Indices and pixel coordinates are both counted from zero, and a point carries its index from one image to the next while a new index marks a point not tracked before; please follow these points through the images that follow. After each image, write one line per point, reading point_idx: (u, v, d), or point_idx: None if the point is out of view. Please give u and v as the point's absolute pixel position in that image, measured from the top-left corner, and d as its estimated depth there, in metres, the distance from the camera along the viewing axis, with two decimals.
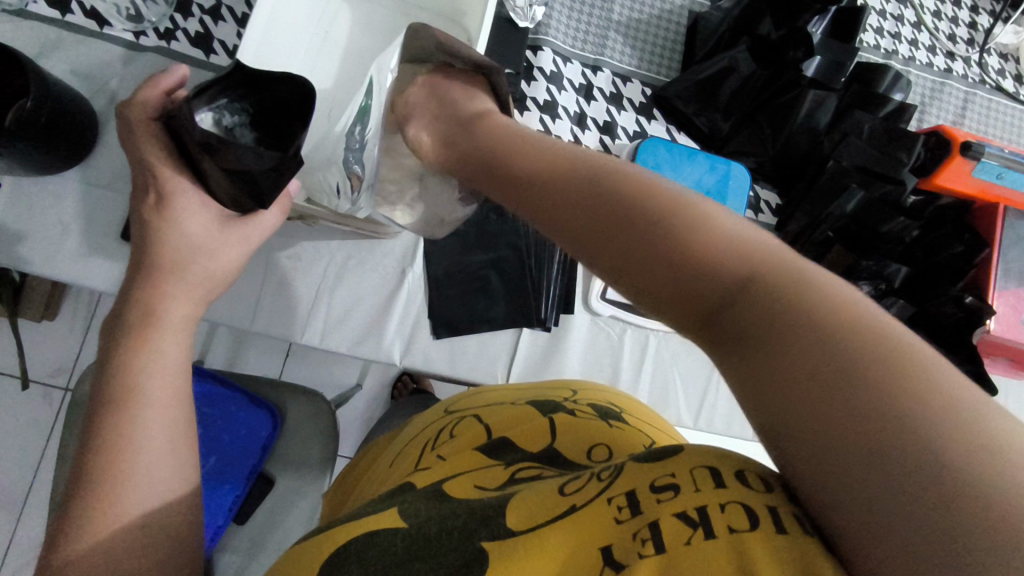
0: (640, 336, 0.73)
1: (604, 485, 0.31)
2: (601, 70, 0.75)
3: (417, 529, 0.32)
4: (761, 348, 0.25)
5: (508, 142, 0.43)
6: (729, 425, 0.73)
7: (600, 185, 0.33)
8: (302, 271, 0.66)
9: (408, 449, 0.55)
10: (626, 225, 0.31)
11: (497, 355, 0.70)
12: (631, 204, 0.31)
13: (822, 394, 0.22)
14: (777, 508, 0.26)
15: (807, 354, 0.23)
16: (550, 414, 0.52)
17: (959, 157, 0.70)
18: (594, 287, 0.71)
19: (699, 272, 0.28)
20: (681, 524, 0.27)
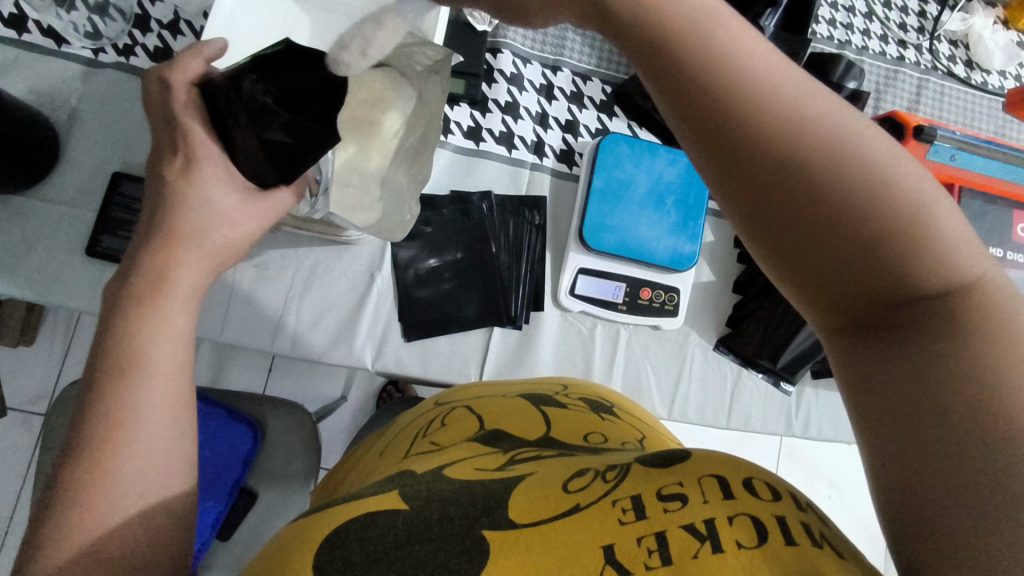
0: (611, 330, 0.74)
1: (610, 487, 0.33)
2: (561, 70, 0.76)
3: (419, 513, 0.33)
4: (910, 346, 0.28)
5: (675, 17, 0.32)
6: (703, 415, 0.74)
7: (810, 155, 0.30)
8: (269, 281, 0.67)
9: (398, 438, 0.55)
10: (826, 221, 0.29)
11: (470, 355, 0.70)
12: (840, 200, 0.29)
13: (945, 412, 0.26)
14: (784, 519, 0.30)
15: (955, 375, 0.26)
16: (541, 409, 0.53)
17: (912, 141, 0.72)
18: (562, 283, 0.72)
19: (884, 275, 0.29)
20: (689, 537, 0.30)
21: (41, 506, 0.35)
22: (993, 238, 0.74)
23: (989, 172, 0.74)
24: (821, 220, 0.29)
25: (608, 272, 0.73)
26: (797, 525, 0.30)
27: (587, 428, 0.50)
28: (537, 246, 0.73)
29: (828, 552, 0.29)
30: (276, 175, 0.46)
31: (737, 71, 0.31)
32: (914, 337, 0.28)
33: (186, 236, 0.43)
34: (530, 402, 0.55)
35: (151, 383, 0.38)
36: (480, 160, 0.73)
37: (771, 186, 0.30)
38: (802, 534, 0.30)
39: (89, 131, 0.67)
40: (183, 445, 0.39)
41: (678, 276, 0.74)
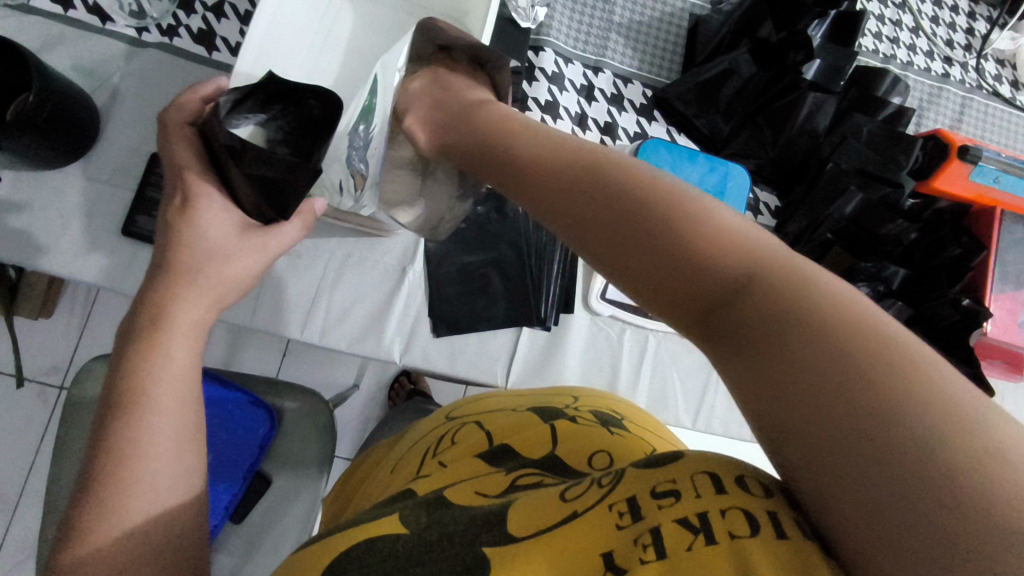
0: (639, 336, 0.73)
1: (605, 492, 0.32)
2: (602, 71, 0.76)
3: (418, 536, 0.33)
4: (786, 366, 0.23)
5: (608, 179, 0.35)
6: (727, 425, 0.73)
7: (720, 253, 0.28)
8: (300, 270, 0.66)
9: (406, 458, 0.55)
10: (680, 272, 0.29)
11: (497, 354, 0.70)
12: (692, 257, 0.29)
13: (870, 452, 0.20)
14: (779, 514, 0.27)
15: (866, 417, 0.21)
16: (550, 423, 0.53)
17: (956, 161, 0.70)
18: (594, 287, 0.71)
19: (745, 317, 0.26)
20: (683, 530, 0.27)
21: (86, 483, 0.36)
22: None
23: None
24: (688, 272, 0.29)
25: None
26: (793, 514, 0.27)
27: (607, 444, 0.49)
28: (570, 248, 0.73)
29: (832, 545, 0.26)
30: (274, 211, 0.46)
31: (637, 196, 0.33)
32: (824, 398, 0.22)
33: (209, 241, 0.45)
34: (537, 416, 0.55)
35: (153, 420, 0.37)
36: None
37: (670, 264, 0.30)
38: (795, 522, 0.26)
39: (126, 109, 0.67)
40: (188, 480, 0.38)
41: None
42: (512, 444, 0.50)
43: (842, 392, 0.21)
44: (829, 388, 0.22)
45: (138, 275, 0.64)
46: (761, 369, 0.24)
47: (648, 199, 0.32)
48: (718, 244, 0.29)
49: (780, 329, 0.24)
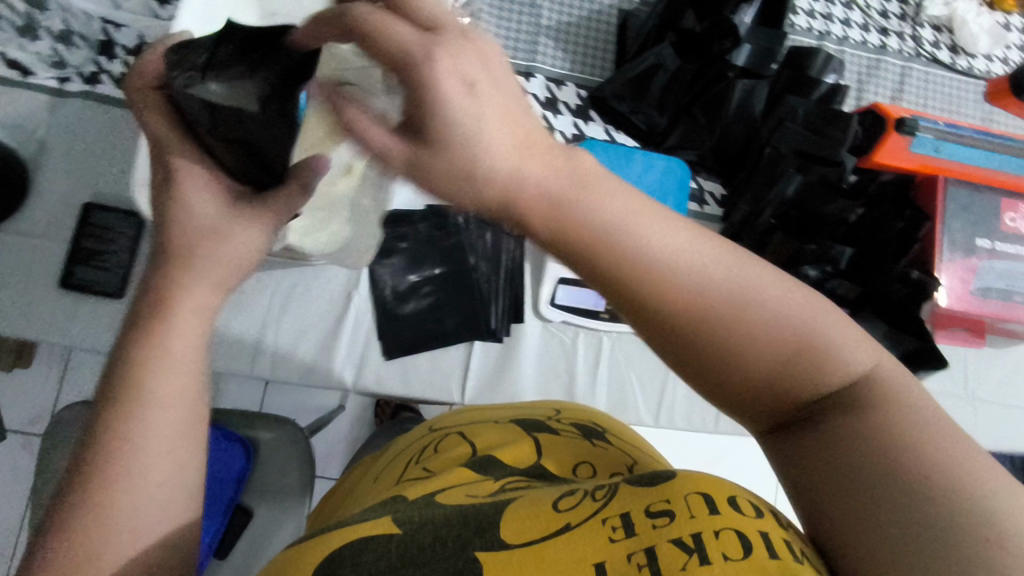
0: (593, 339, 0.72)
1: (597, 505, 0.34)
2: (534, 76, 0.74)
3: (409, 534, 0.34)
4: (858, 467, 0.28)
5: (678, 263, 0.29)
6: (690, 420, 0.73)
7: (799, 364, 0.30)
8: (247, 304, 0.66)
9: (391, 465, 0.57)
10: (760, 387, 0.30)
11: (451, 371, 0.70)
12: (769, 368, 0.30)
13: (891, 530, 0.26)
14: (773, 535, 0.31)
15: (899, 516, 0.26)
16: (532, 435, 0.54)
17: (893, 133, 0.70)
18: (542, 294, 0.71)
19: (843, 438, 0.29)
20: (678, 550, 0.30)
21: None
22: (980, 229, 0.73)
23: (974, 161, 0.71)
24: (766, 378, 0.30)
25: None
26: (781, 541, 0.30)
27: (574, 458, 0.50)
28: (516, 257, 0.72)
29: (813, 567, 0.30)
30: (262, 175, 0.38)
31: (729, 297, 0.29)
32: (886, 499, 0.27)
33: None
34: (518, 426, 0.56)
35: None
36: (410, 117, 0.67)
37: (752, 374, 0.30)
38: (786, 548, 0.30)
39: (56, 162, 0.67)
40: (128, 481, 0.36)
41: None
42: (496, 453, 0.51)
43: (905, 503, 0.26)
44: (913, 495, 0.26)
45: (82, 326, 0.64)
46: (841, 473, 0.28)
47: (727, 303, 0.29)
48: (801, 358, 0.30)
49: (863, 446, 0.28)
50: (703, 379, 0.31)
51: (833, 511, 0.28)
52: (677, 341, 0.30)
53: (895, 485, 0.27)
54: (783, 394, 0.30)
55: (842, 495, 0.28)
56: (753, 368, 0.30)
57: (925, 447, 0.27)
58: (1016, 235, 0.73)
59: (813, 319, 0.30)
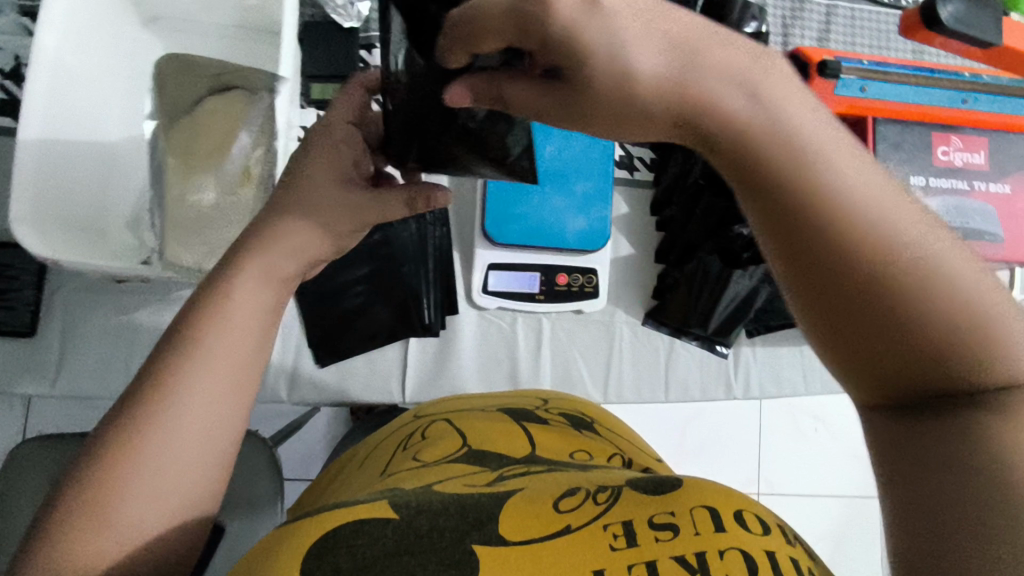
0: (532, 321, 0.71)
1: (600, 511, 0.34)
2: None
3: (407, 522, 0.33)
4: (962, 456, 0.24)
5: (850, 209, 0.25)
6: (639, 392, 0.72)
7: (955, 347, 0.25)
8: (165, 327, 0.65)
9: (375, 454, 0.57)
10: (890, 354, 0.26)
11: (389, 370, 0.68)
12: (915, 337, 0.25)
13: (960, 518, 0.23)
14: (773, 554, 0.32)
15: (982, 515, 0.23)
16: (523, 425, 0.55)
17: (817, 78, 0.68)
18: (473, 282, 0.69)
19: (962, 434, 0.25)
20: (680, 567, 0.31)
21: None
22: (913, 167, 0.71)
23: (902, 98, 0.70)
24: (907, 347, 0.25)
25: (519, 264, 0.69)
26: (787, 561, 0.32)
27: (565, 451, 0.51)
28: (444, 246, 0.70)
29: None
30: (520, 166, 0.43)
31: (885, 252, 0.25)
32: (981, 501, 0.23)
33: None
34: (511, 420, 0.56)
35: None
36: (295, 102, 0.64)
37: (891, 337, 0.25)
38: (790, 565, 0.32)
39: None
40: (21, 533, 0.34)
41: (595, 256, 0.70)
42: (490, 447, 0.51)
43: (987, 504, 0.23)
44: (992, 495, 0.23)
45: None
46: (939, 459, 0.25)
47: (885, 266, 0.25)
48: (961, 344, 0.25)
49: (980, 445, 0.24)
50: (821, 323, 0.27)
51: (915, 493, 0.25)
52: (808, 272, 0.26)
53: (995, 502, 0.23)
54: (920, 370, 0.25)
55: (933, 481, 0.24)
56: (895, 334, 0.25)
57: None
58: (948, 169, 0.72)
59: (990, 315, 0.25)
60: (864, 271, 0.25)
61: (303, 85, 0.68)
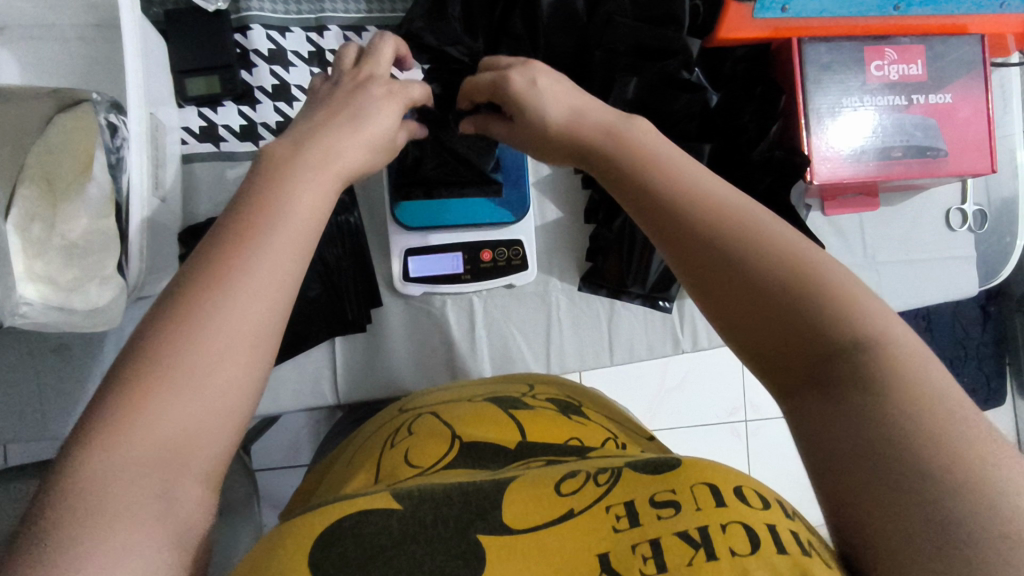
0: (462, 302, 0.68)
1: (603, 492, 0.31)
2: (328, 29, 0.65)
3: (413, 512, 0.30)
4: (836, 394, 0.28)
5: (708, 217, 0.34)
6: (584, 358, 0.70)
7: (810, 306, 0.30)
8: (73, 363, 0.61)
9: (361, 451, 0.51)
10: (765, 319, 0.31)
11: (319, 372, 0.66)
12: (778, 298, 0.31)
13: (842, 438, 0.27)
14: (776, 526, 0.28)
15: (857, 431, 0.26)
16: (509, 410, 0.50)
17: (733, 3, 0.61)
18: (393, 271, 0.65)
19: (837, 378, 0.28)
20: (685, 544, 0.28)
21: None
22: (847, 86, 0.66)
23: (826, 12, 0.64)
24: (771, 311, 0.31)
25: (439, 245, 0.66)
26: (788, 536, 0.28)
27: (558, 437, 0.46)
28: (356, 238, 0.66)
29: (818, 558, 0.27)
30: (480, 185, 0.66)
31: (743, 239, 0.33)
32: (850, 419, 0.27)
33: None
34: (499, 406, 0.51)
35: None
36: (164, 104, 0.59)
37: (757, 301, 0.32)
38: (792, 541, 0.28)
39: None
40: None
41: (517, 227, 0.67)
42: (484, 440, 0.46)
43: (861, 421, 0.26)
44: (873, 418, 0.26)
45: None
46: (824, 404, 0.28)
47: (741, 245, 0.33)
48: (822, 302, 0.30)
49: (849, 382, 0.28)
50: (716, 305, 0.34)
51: (819, 440, 0.28)
52: (693, 265, 0.34)
53: (865, 417, 0.26)
54: (790, 334, 0.31)
55: (820, 420, 0.28)
56: (764, 303, 0.31)
57: (936, 426, 0.25)
58: (884, 85, 0.67)
59: (843, 285, 0.31)
60: (733, 258, 0.33)
61: (176, 82, 0.62)
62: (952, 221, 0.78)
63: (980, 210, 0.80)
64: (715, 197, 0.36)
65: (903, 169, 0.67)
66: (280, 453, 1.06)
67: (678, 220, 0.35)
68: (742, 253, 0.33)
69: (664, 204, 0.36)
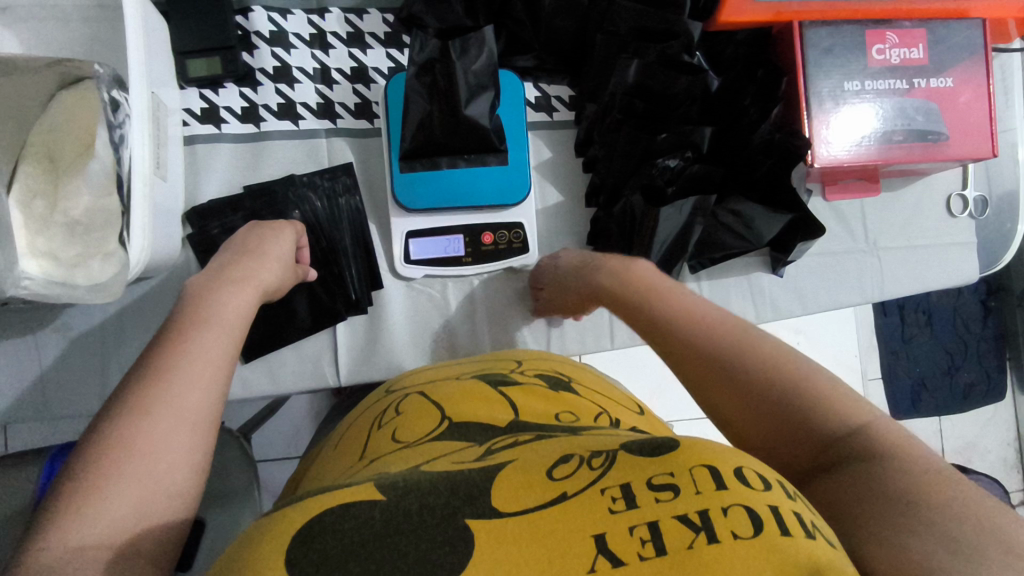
0: (463, 285, 0.68)
1: (597, 476, 0.30)
2: (329, 12, 0.65)
3: (398, 503, 0.29)
4: (839, 473, 0.33)
5: (719, 333, 0.42)
6: (584, 341, 0.70)
7: (810, 400, 0.37)
8: (76, 344, 0.62)
9: (349, 437, 0.51)
10: (775, 414, 0.37)
11: (319, 356, 0.66)
12: (784, 395, 0.37)
13: (865, 502, 0.31)
14: (778, 508, 0.29)
15: (877, 497, 0.31)
16: (500, 390, 0.51)
17: None
18: (394, 253, 0.65)
19: (838, 462, 0.34)
20: (684, 527, 0.28)
21: None
22: (848, 70, 0.66)
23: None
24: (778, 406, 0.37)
25: (438, 227, 0.66)
26: (790, 515, 0.29)
27: (550, 415, 0.46)
28: (356, 220, 0.66)
29: (821, 540, 0.28)
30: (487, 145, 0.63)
31: (746, 348, 0.41)
32: (860, 492, 0.32)
33: None
34: (489, 386, 0.51)
35: None
36: (165, 85, 0.59)
37: (767, 397, 0.38)
38: (795, 521, 0.28)
39: None
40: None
41: (518, 210, 0.67)
42: (473, 419, 0.46)
43: (877, 490, 0.31)
44: (888, 488, 0.31)
45: None
46: (832, 482, 0.33)
47: (747, 352, 0.40)
48: (821, 403, 0.36)
49: (851, 464, 0.33)
50: (728, 401, 0.40)
51: (837, 509, 0.32)
52: (705, 371, 0.41)
53: (879, 486, 0.31)
54: (791, 425, 0.37)
55: (837, 495, 0.32)
56: (771, 401, 0.38)
57: (931, 485, 0.30)
58: (885, 69, 0.67)
59: (839, 395, 0.37)
60: (739, 358, 0.40)
61: (177, 62, 0.62)
62: (953, 208, 0.78)
63: (981, 197, 0.81)
64: (715, 319, 0.44)
65: (905, 154, 0.68)
66: (279, 442, 1.06)
67: (694, 339, 0.43)
68: (747, 356, 0.40)
69: (677, 325, 0.45)
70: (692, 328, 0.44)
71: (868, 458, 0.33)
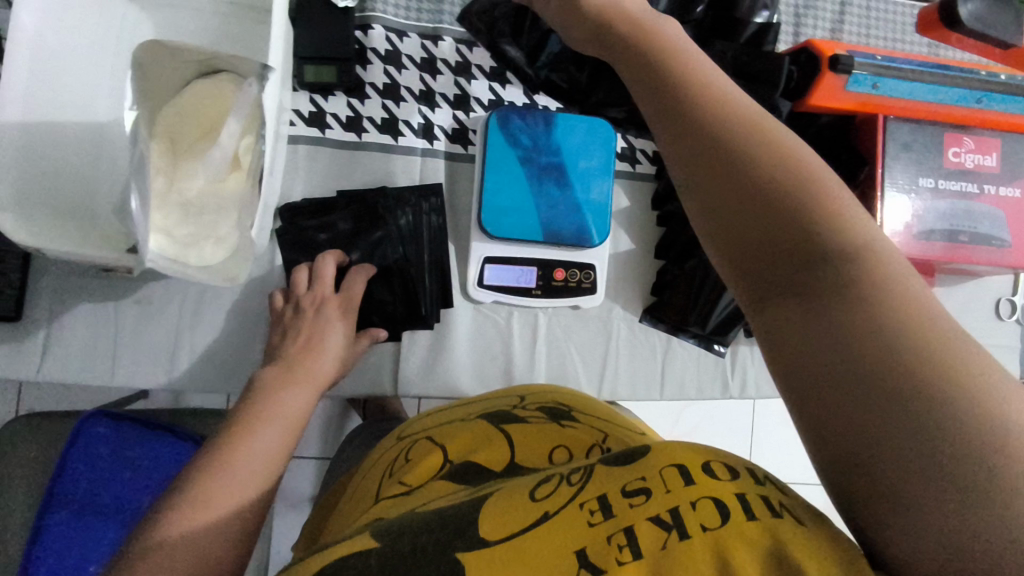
0: (527, 316, 0.70)
1: (574, 492, 0.32)
2: (442, 40, 0.69)
3: (391, 546, 0.30)
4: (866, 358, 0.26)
5: (753, 151, 0.32)
6: (635, 388, 0.71)
7: (845, 264, 0.28)
8: (153, 320, 0.63)
9: (362, 486, 0.51)
10: (789, 265, 0.29)
11: (381, 364, 0.67)
12: (809, 247, 0.29)
13: (894, 430, 0.24)
14: (748, 497, 0.29)
15: (905, 421, 0.24)
16: (498, 427, 0.51)
17: (829, 73, 0.64)
18: (468, 276, 0.67)
19: (866, 339, 0.26)
20: (657, 528, 0.28)
21: None
22: (925, 168, 0.69)
23: (913, 95, 0.66)
24: (798, 260, 0.29)
25: (512, 258, 0.68)
26: (759, 501, 0.29)
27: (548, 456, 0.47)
28: (438, 239, 0.68)
29: (789, 518, 0.28)
30: None
31: (779, 178, 0.31)
32: (888, 401, 0.25)
33: None
34: (487, 424, 0.52)
35: None
36: (286, 87, 0.62)
37: (784, 246, 0.30)
38: (763, 507, 0.29)
39: None
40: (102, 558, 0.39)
41: (593, 252, 0.69)
42: (471, 462, 0.47)
43: (918, 412, 0.24)
44: (930, 409, 0.24)
45: None
46: (850, 368, 0.26)
47: (784, 188, 0.30)
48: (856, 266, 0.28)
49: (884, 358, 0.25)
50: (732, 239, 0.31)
51: (850, 415, 0.26)
52: (716, 194, 0.32)
53: (918, 406, 0.24)
54: (805, 280, 0.29)
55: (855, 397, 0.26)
56: (788, 250, 0.30)
57: (988, 419, 0.23)
58: (960, 171, 0.70)
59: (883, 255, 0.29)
60: (769, 192, 0.30)
61: (296, 66, 0.64)
62: (1001, 311, 0.80)
63: None
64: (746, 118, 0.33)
65: (968, 254, 0.70)
66: None
67: (712, 150, 0.33)
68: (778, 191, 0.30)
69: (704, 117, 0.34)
70: (714, 127, 0.33)
71: (913, 354, 0.25)
